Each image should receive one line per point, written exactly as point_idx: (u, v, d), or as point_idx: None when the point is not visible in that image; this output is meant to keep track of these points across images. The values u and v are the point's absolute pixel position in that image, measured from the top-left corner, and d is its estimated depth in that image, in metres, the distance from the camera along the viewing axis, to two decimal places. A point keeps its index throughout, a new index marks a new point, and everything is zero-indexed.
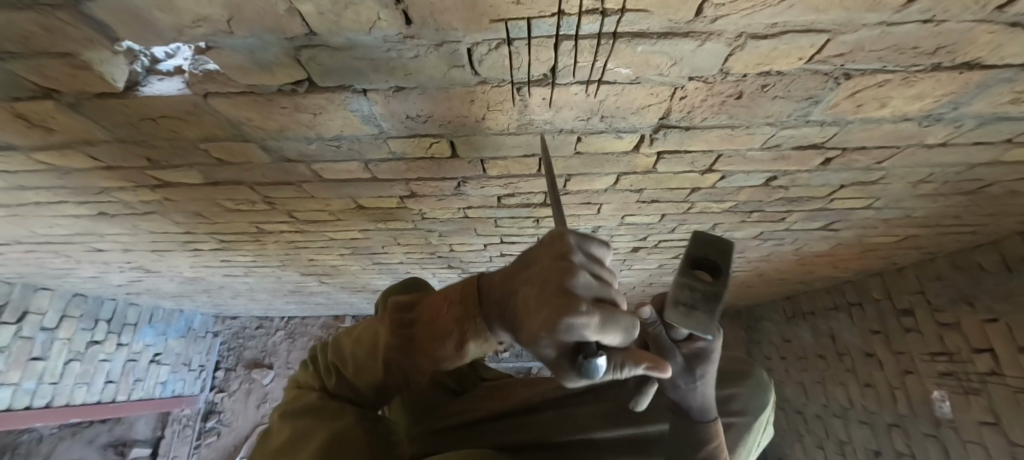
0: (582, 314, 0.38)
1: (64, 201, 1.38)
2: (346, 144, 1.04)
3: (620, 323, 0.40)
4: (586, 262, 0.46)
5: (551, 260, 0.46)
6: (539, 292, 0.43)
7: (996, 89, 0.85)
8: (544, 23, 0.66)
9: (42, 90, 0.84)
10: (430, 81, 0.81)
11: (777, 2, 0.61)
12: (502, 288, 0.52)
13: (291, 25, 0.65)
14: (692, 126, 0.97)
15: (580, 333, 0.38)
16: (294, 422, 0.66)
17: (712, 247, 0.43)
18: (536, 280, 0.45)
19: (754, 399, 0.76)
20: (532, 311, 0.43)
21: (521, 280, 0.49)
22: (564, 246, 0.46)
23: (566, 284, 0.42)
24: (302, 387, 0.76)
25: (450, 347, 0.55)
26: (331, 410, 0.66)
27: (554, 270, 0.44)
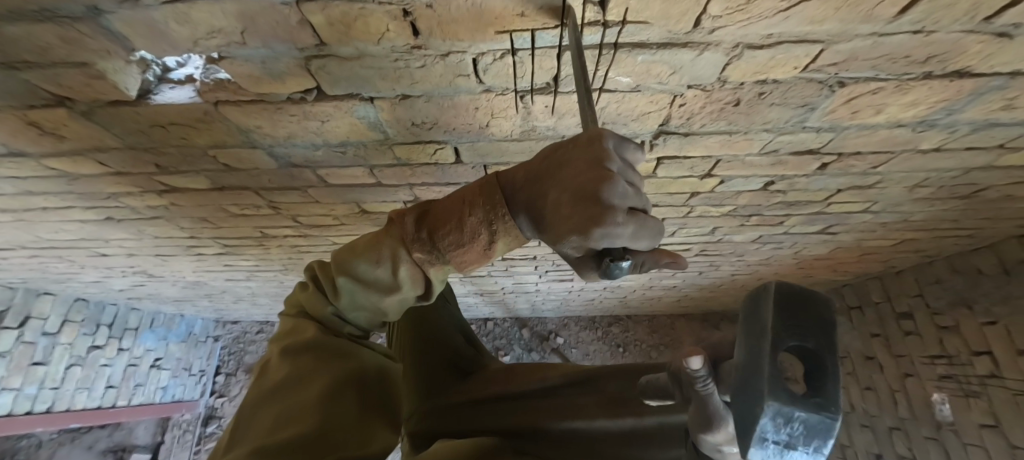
0: (618, 222, 0.45)
1: (71, 206, 1.40)
2: (352, 150, 1.06)
3: (649, 233, 0.47)
4: (621, 167, 0.50)
5: (589, 165, 0.49)
6: (576, 201, 0.48)
7: (988, 96, 0.87)
8: (547, 34, 0.68)
9: (55, 98, 0.86)
10: (437, 89, 0.83)
11: (774, 13, 0.64)
12: (531, 188, 0.56)
13: (302, 35, 0.67)
14: (692, 132, 0.99)
15: (614, 238, 0.46)
16: (295, 361, 0.63)
17: (798, 312, 0.31)
18: (572, 184, 0.49)
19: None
20: (568, 212, 0.49)
21: (552, 183, 0.53)
22: (602, 155, 0.49)
23: (604, 191, 0.46)
24: (298, 317, 0.71)
25: (476, 248, 0.59)
26: (335, 349, 0.65)
27: (592, 175, 0.48)
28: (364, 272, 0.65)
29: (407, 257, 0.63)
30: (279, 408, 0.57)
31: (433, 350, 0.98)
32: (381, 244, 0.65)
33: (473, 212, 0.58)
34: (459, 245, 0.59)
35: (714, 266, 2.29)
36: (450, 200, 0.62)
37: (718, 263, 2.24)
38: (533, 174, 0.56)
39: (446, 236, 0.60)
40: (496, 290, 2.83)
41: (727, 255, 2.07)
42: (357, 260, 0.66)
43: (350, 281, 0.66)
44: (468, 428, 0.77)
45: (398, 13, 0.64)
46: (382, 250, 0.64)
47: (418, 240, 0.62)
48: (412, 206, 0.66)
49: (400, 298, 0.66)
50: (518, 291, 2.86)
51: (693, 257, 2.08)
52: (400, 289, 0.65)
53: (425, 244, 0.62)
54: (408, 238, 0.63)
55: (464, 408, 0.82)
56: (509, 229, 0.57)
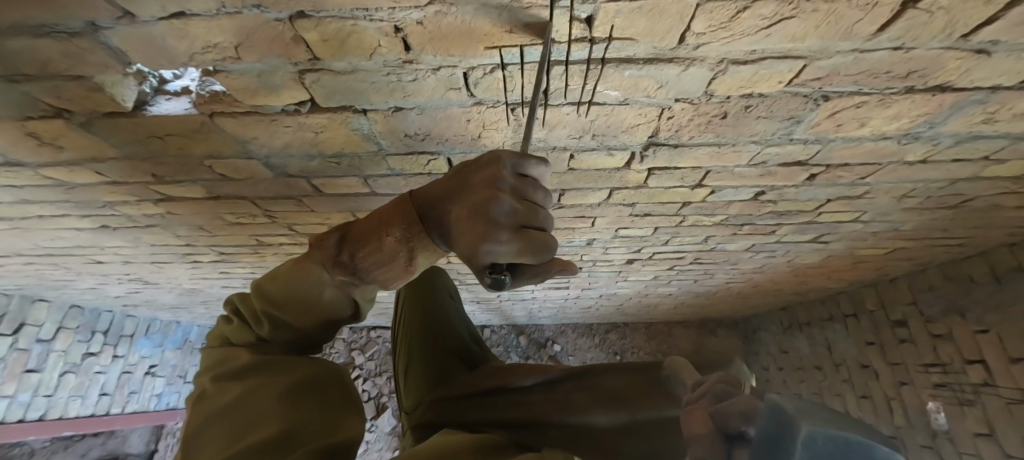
0: (505, 237, 0.49)
1: (67, 214, 1.41)
2: (346, 161, 1.08)
3: (537, 248, 0.49)
4: (516, 185, 0.54)
5: (482, 185, 0.54)
6: (470, 218, 0.52)
7: (969, 110, 0.89)
8: (536, 50, 0.70)
9: (54, 110, 0.87)
10: (429, 102, 0.84)
11: (755, 31, 0.66)
12: (440, 206, 0.58)
13: (297, 51, 0.69)
14: (681, 143, 1.01)
15: (502, 253, 0.50)
16: (236, 382, 0.61)
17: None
18: (469, 202, 0.53)
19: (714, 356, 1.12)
20: (466, 228, 0.53)
21: (455, 201, 0.56)
22: (495, 175, 0.54)
23: (492, 209, 0.51)
24: (228, 347, 0.69)
25: (398, 265, 0.60)
26: (279, 362, 0.64)
27: (486, 194, 0.53)
28: (293, 297, 0.64)
29: (330, 280, 0.63)
30: (232, 426, 0.56)
31: (444, 345, 0.99)
32: (304, 269, 0.63)
33: (389, 231, 0.59)
34: (379, 264, 0.60)
35: (709, 274, 2.30)
36: (367, 219, 0.62)
37: (712, 271, 2.25)
38: (444, 192, 0.59)
39: (365, 256, 0.60)
40: (493, 297, 2.83)
41: (721, 263, 2.08)
42: (282, 288, 0.64)
43: (275, 310, 0.65)
44: (469, 418, 0.76)
45: (390, 29, 0.65)
46: (306, 274, 0.63)
47: (341, 262, 0.62)
48: (335, 226, 0.65)
49: (336, 318, 0.67)
50: (514, 298, 2.86)
51: (687, 265, 2.09)
52: (331, 311, 0.65)
53: (347, 265, 0.61)
54: (330, 261, 0.62)
55: (467, 399, 0.81)
56: (426, 245, 0.59)
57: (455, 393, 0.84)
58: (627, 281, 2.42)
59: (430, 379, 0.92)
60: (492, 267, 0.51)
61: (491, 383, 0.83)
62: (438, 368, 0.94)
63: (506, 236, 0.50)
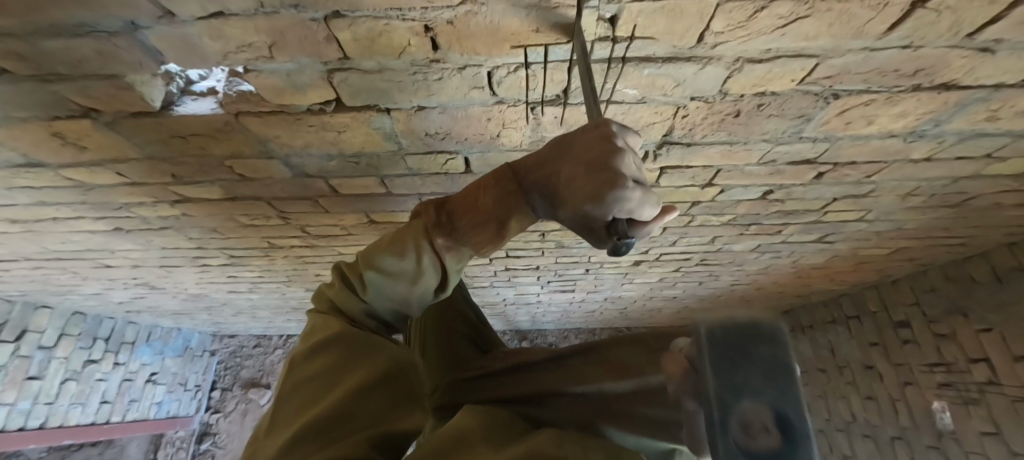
0: (630, 187, 0.48)
1: (82, 217, 1.42)
2: (365, 160, 1.10)
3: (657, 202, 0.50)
4: (624, 144, 0.53)
5: (597, 143, 0.51)
6: (588, 173, 0.50)
7: (973, 108, 0.92)
8: (560, 49, 0.72)
9: (82, 109, 0.89)
10: (452, 101, 0.87)
11: (772, 29, 0.69)
12: (542, 169, 0.57)
13: (328, 50, 0.71)
14: (694, 142, 1.03)
15: (626, 205, 0.49)
16: (324, 353, 0.59)
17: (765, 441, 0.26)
18: (584, 159, 0.51)
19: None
20: (585, 183, 0.50)
21: (562, 161, 0.54)
22: (609, 135, 0.52)
23: (617, 162, 0.49)
24: (326, 314, 0.66)
25: (490, 229, 0.59)
26: (360, 340, 0.60)
27: (603, 149, 0.50)
28: (386, 265, 0.62)
29: (430, 246, 0.60)
30: (307, 399, 0.53)
31: (456, 328, 1.01)
32: (404, 234, 0.62)
33: (489, 193, 0.59)
34: (476, 225, 0.59)
35: (714, 276, 2.32)
36: (465, 189, 0.62)
37: (717, 273, 2.27)
38: (544, 157, 0.57)
39: (465, 218, 0.60)
40: (498, 301, 2.84)
41: (727, 265, 2.10)
42: (381, 254, 0.62)
43: (377, 274, 0.62)
44: (480, 397, 0.80)
45: (420, 28, 0.68)
46: (404, 241, 0.61)
47: (439, 225, 0.61)
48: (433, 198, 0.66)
49: (425, 288, 0.63)
50: (518, 302, 2.86)
51: (693, 266, 2.11)
52: (420, 278, 0.62)
53: (445, 228, 0.61)
54: (431, 224, 0.61)
55: (473, 381, 0.85)
56: (522, 206, 0.58)
57: (467, 375, 0.87)
58: (633, 283, 2.43)
59: (441, 364, 0.93)
60: (619, 226, 0.50)
61: (498, 364, 0.85)
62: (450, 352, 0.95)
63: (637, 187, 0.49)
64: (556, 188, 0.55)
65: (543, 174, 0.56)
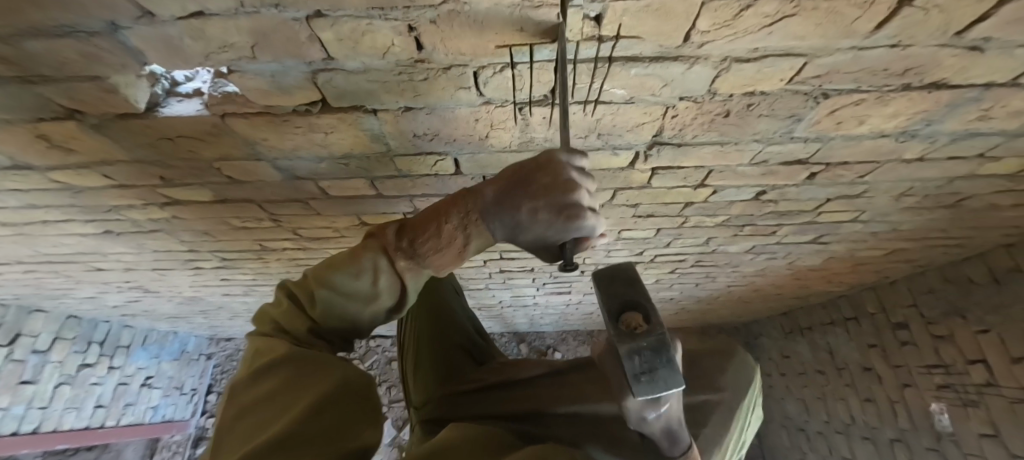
0: (587, 218, 0.58)
1: (72, 219, 1.41)
2: (354, 162, 1.09)
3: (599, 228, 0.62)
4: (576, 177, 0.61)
5: (556, 178, 0.59)
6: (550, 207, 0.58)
7: (965, 108, 0.91)
8: (546, 49, 0.72)
9: (66, 111, 0.88)
10: (439, 102, 0.86)
11: (758, 28, 0.68)
12: (501, 197, 0.63)
13: (311, 50, 0.71)
14: (685, 142, 1.03)
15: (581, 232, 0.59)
16: (274, 374, 0.58)
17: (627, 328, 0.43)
18: (545, 194, 0.59)
19: (731, 377, 0.73)
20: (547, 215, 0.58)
21: (523, 192, 0.61)
22: (564, 168, 0.60)
23: (574, 196, 0.58)
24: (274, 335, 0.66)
25: (453, 250, 0.63)
26: (314, 359, 0.60)
27: (561, 185, 0.59)
28: (340, 284, 0.63)
29: (391, 267, 0.64)
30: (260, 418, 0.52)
31: (451, 342, 1.03)
32: (360, 254, 0.64)
33: (449, 218, 0.63)
34: (439, 248, 0.63)
35: (710, 277, 2.31)
36: (425, 212, 0.66)
37: (714, 275, 2.26)
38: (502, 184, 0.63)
39: (426, 239, 0.63)
40: (494, 303, 2.83)
41: (723, 266, 2.09)
42: (335, 273, 0.63)
43: (330, 292, 0.64)
44: (476, 412, 0.79)
45: (404, 28, 0.67)
46: (360, 262, 0.63)
47: (400, 248, 0.64)
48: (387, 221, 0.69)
49: (378, 306, 0.66)
50: (515, 304, 2.86)
51: (689, 268, 2.10)
52: (378, 297, 0.65)
53: (406, 251, 0.64)
54: (390, 247, 0.64)
55: (466, 397, 0.84)
56: (483, 230, 0.64)
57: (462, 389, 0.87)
58: None
59: (436, 376, 0.95)
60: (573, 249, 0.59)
61: (493, 378, 0.85)
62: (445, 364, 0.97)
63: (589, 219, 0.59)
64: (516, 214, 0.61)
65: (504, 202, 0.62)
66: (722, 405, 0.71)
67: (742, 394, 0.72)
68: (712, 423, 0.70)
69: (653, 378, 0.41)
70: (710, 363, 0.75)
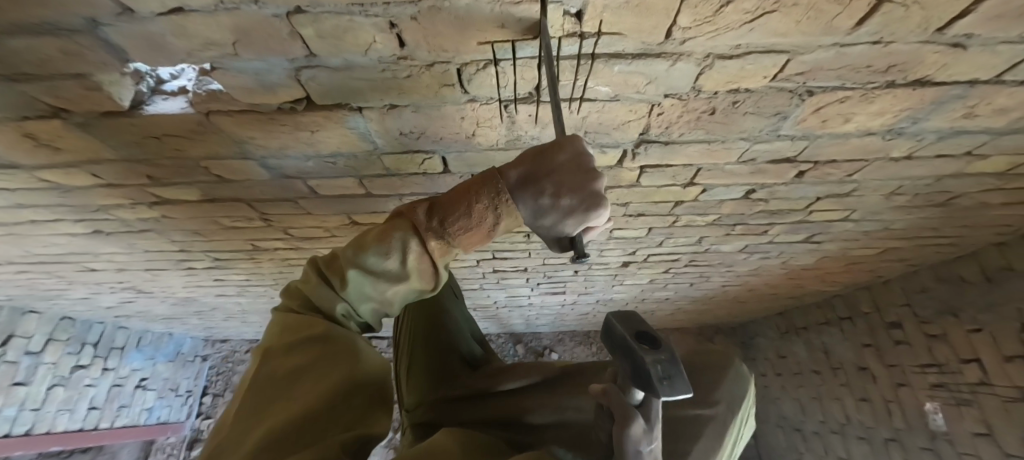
0: (605, 207, 0.60)
1: (61, 219, 1.40)
2: (342, 161, 1.09)
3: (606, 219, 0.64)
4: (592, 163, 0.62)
5: (578, 163, 0.60)
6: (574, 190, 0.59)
7: (950, 105, 0.91)
8: (528, 45, 0.72)
9: (51, 109, 0.88)
10: (424, 100, 0.86)
11: (739, 25, 0.68)
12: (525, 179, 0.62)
13: (294, 47, 0.70)
14: (671, 140, 1.03)
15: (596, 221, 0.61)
16: (302, 350, 0.57)
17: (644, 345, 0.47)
18: (570, 177, 0.59)
19: (726, 390, 0.66)
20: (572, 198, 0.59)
21: (546, 174, 0.60)
22: (586, 155, 0.61)
23: (598, 184, 0.59)
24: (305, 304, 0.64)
25: (481, 232, 0.62)
26: (342, 341, 0.59)
27: (581, 169, 0.59)
28: (374, 264, 0.61)
29: (417, 247, 0.61)
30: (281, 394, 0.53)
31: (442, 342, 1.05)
32: (390, 233, 0.61)
33: (479, 198, 0.61)
34: (469, 228, 0.61)
35: (704, 277, 2.31)
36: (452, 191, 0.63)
37: (707, 274, 2.26)
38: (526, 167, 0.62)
39: (457, 219, 0.61)
40: (490, 304, 2.83)
41: (716, 265, 2.10)
42: (367, 252, 0.61)
43: (361, 271, 0.62)
44: (463, 418, 0.83)
45: (385, 25, 0.67)
46: (391, 241, 0.60)
47: (431, 229, 0.62)
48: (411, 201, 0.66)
49: (406, 291, 0.64)
50: (510, 305, 2.85)
51: (682, 268, 2.10)
52: (405, 280, 0.62)
53: (437, 231, 0.62)
54: (420, 226, 0.62)
55: (453, 404, 0.88)
56: (512, 211, 0.62)
57: (452, 395, 0.90)
58: (623, 285, 2.43)
59: (430, 380, 0.98)
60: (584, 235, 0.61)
61: (479, 386, 0.88)
62: (439, 367, 1.00)
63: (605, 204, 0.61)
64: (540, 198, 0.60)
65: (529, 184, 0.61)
66: (719, 420, 0.63)
67: (738, 409, 0.65)
68: (703, 441, 0.62)
69: (674, 384, 0.43)
70: (704, 378, 0.69)
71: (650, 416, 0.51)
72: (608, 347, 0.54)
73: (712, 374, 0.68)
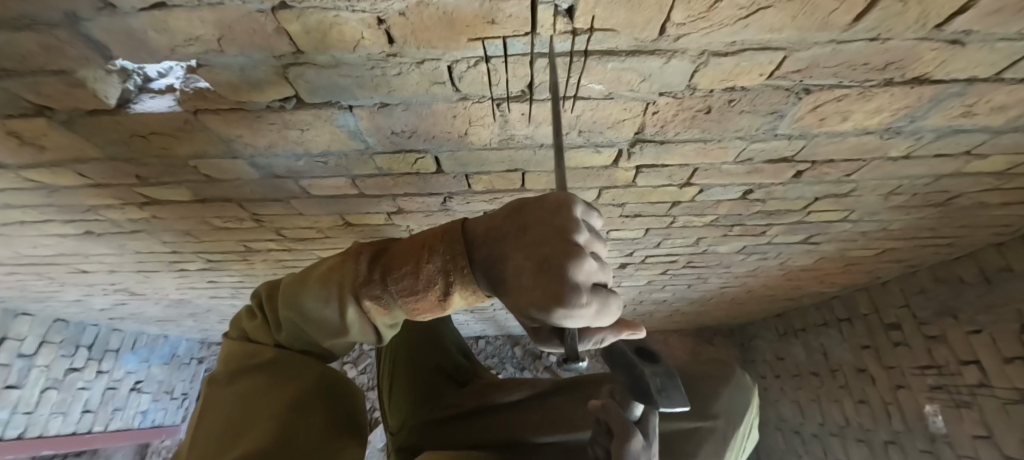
0: (583, 303, 0.41)
1: (50, 220, 1.38)
2: (333, 160, 1.07)
3: (613, 308, 0.44)
4: (586, 238, 0.46)
5: (551, 235, 0.45)
6: (537, 273, 0.44)
7: (948, 103, 0.90)
8: (519, 41, 0.70)
9: (35, 107, 0.86)
10: (414, 98, 0.85)
11: (734, 21, 0.66)
12: (494, 247, 0.51)
13: (279, 43, 0.69)
14: (667, 139, 1.01)
15: (576, 319, 0.42)
16: (251, 378, 0.65)
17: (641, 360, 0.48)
18: (536, 253, 0.45)
19: (724, 403, 0.71)
20: (532, 284, 0.44)
21: (515, 245, 0.48)
22: (567, 227, 0.45)
23: (569, 269, 0.42)
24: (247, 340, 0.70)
25: (429, 296, 0.55)
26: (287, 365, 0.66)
27: (556, 245, 0.44)
28: (312, 312, 0.62)
29: (357, 302, 0.59)
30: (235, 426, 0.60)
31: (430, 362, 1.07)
32: (330, 282, 0.60)
33: (430, 259, 0.54)
34: (413, 291, 0.55)
35: (702, 279, 2.30)
36: (408, 243, 0.59)
37: (705, 276, 2.25)
38: (496, 228, 0.52)
39: (400, 278, 0.56)
40: (486, 306, 2.81)
41: (714, 267, 2.08)
42: (305, 299, 0.62)
43: (297, 315, 0.64)
44: (456, 438, 0.85)
45: (373, 20, 0.65)
46: (331, 290, 0.60)
47: (371, 284, 0.58)
48: (370, 244, 0.63)
49: (348, 339, 0.64)
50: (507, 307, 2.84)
51: (680, 269, 2.09)
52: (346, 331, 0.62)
53: (377, 288, 0.57)
54: (361, 281, 0.58)
55: (447, 423, 0.89)
56: (469, 282, 0.53)
57: (440, 415, 0.91)
58: (620, 287, 2.41)
59: (416, 398, 0.98)
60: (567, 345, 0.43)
61: (473, 402, 0.91)
62: (427, 385, 1.01)
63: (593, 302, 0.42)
64: (501, 269, 0.50)
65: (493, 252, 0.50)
66: (717, 432, 0.68)
67: (736, 421, 0.70)
68: (705, 452, 0.67)
69: (672, 396, 0.44)
70: (705, 389, 0.74)
71: (648, 433, 0.55)
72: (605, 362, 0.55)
73: (713, 386, 0.74)
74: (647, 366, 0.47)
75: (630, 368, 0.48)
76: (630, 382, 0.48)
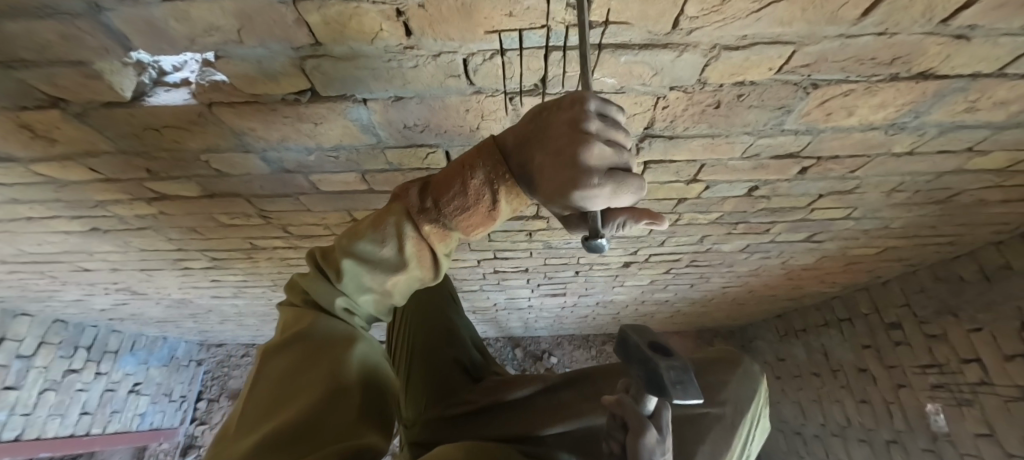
0: (596, 183, 0.45)
1: (57, 216, 1.38)
2: (344, 155, 1.08)
3: (633, 189, 0.45)
4: (601, 126, 0.47)
5: (565, 127, 0.48)
6: (557, 164, 0.48)
7: (952, 98, 0.92)
8: (535, 34, 0.72)
9: (50, 99, 0.87)
10: (428, 90, 0.85)
11: (746, 14, 0.68)
12: (526, 154, 0.56)
13: (299, 34, 0.70)
14: (675, 134, 1.03)
15: (594, 201, 0.46)
16: (296, 349, 0.64)
17: (659, 355, 0.46)
18: (554, 148, 0.49)
19: (733, 390, 0.70)
20: (555, 175, 0.49)
21: (540, 145, 0.53)
22: (579, 114, 0.48)
23: (581, 155, 0.46)
24: (301, 307, 0.71)
25: (480, 210, 0.60)
26: (330, 339, 0.64)
27: (569, 135, 0.48)
28: (365, 250, 0.65)
29: (411, 230, 0.63)
30: (277, 397, 0.57)
31: (445, 357, 1.07)
32: (382, 220, 0.64)
33: (475, 176, 0.59)
34: (464, 208, 0.59)
35: (704, 278, 2.31)
36: (451, 170, 0.63)
37: (708, 275, 2.26)
38: (524, 136, 0.57)
39: (449, 203, 0.61)
40: (489, 306, 2.82)
41: (717, 265, 2.09)
42: (359, 240, 0.66)
43: (355, 262, 0.66)
44: (468, 435, 0.84)
45: (392, 13, 0.66)
46: (382, 227, 0.64)
47: (422, 212, 0.63)
48: (415, 180, 0.68)
49: (405, 274, 0.66)
50: (509, 307, 2.84)
51: (683, 268, 2.10)
52: (402, 266, 0.65)
53: (428, 214, 0.63)
54: (412, 210, 0.63)
55: (459, 420, 0.89)
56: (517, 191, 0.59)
57: (452, 413, 0.91)
58: (623, 286, 2.43)
59: (429, 395, 0.99)
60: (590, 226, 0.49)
61: (485, 399, 0.90)
62: (440, 380, 1.01)
63: (604, 178, 0.45)
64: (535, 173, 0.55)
65: (525, 158, 0.56)
66: (723, 421, 0.67)
67: (744, 410, 0.69)
68: (711, 439, 0.66)
69: (688, 389, 0.42)
70: (711, 380, 0.71)
71: (661, 427, 0.55)
72: (620, 357, 0.53)
73: (721, 375, 0.72)
74: (663, 361, 0.45)
75: (645, 362, 0.46)
76: (645, 378, 0.47)
